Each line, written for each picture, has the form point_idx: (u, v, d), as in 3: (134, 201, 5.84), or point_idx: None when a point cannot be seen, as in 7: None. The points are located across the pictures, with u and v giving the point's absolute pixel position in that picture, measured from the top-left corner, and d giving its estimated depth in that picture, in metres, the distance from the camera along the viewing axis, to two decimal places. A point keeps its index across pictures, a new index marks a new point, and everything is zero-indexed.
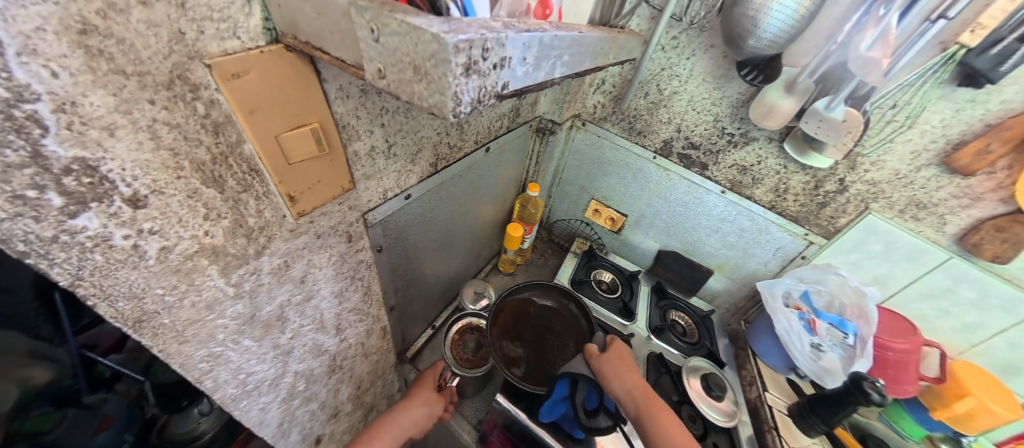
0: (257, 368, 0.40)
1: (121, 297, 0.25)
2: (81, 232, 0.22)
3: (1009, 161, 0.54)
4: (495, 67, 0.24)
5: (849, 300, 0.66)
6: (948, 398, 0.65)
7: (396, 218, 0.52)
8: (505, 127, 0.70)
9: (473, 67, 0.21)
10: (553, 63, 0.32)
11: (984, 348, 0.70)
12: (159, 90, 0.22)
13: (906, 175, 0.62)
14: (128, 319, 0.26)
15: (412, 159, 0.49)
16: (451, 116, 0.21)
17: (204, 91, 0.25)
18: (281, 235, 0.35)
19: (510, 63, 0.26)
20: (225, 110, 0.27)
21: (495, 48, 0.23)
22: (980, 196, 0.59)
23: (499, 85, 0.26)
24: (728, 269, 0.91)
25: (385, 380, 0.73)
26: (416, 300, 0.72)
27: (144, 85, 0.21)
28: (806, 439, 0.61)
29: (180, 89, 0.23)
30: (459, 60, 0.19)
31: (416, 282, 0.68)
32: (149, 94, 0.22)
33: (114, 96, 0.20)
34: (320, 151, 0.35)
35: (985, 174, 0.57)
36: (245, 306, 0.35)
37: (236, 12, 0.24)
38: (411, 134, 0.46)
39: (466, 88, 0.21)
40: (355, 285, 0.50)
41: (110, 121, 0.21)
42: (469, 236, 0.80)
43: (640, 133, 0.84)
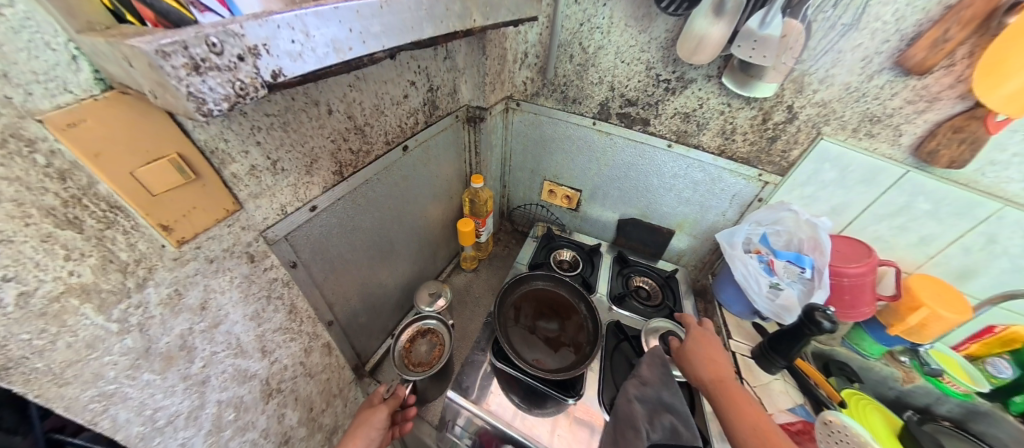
0: (166, 403, 0.40)
1: None
2: None
3: (969, 47, 0.49)
4: (243, 59, 0.22)
5: (805, 235, 0.64)
6: (902, 313, 0.63)
7: (305, 232, 0.54)
8: (423, 122, 0.70)
9: (201, 65, 0.20)
10: (353, 41, 0.30)
11: (940, 258, 0.67)
12: None
13: (857, 88, 0.58)
14: None
15: (308, 171, 0.51)
16: (199, 118, 0.22)
17: (42, 143, 0.27)
18: (164, 265, 0.37)
19: (267, 49, 0.23)
20: (69, 158, 0.29)
21: (227, 41, 0.21)
22: (938, 96, 0.53)
23: (263, 74, 0.24)
24: (689, 225, 0.87)
25: (346, 398, 0.74)
26: (362, 312, 0.74)
27: None
28: (768, 378, 0.62)
29: (15, 145, 0.26)
30: (175, 63, 0.19)
31: (357, 289, 0.70)
32: None
33: None
34: (186, 178, 0.37)
35: (942, 70, 0.52)
36: (135, 340, 0.36)
37: (63, 72, 0.27)
38: (297, 146, 0.48)
39: (207, 87, 0.21)
40: (273, 305, 0.52)
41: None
42: (412, 239, 0.81)
43: (575, 101, 0.82)
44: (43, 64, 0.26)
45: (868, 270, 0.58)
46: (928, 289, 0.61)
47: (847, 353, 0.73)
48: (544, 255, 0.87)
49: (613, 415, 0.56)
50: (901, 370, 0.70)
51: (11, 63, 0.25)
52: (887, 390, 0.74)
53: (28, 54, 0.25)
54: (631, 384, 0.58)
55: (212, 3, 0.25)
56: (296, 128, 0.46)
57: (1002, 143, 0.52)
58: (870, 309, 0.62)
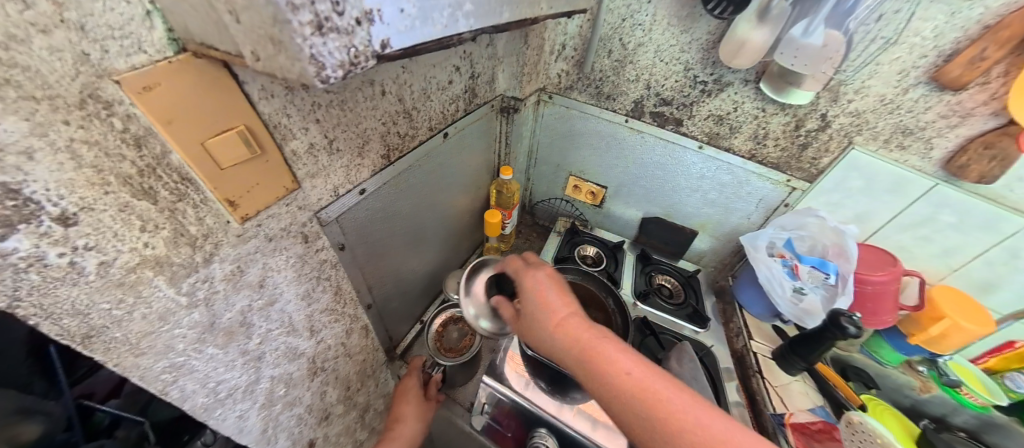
0: (227, 376, 0.42)
1: (64, 314, 0.27)
2: (11, 254, 0.23)
3: (1004, 67, 0.50)
4: (359, 24, 0.22)
5: (829, 241, 0.67)
6: (924, 323, 0.66)
7: (352, 216, 0.53)
8: (463, 110, 0.70)
9: (323, 24, 0.19)
10: (449, 16, 0.29)
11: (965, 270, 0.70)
12: (72, 110, 0.23)
13: (892, 100, 0.59)
14: (75, 336, 0.28)
15: (359, 152, 0.50)
16: (317, 83, 0.21)
17: (118, 107, 0.26)
18: (229, 241, 0.37)
19: (380, 16, 0.23)
20: (145, 123, 0.28)
21: (350, 2, 0.20)
22: (971, 112, 0.55)
23: (373, 42, 0.23)
24: (711, 227, 0.88)
25: (377, 378, 0.75)
26: (394, 297, 0.74)
27: (56, 107, 0.23)
28: (788, 378, 0.65)
29: (94, 107, 0.24)
30: (302, 19, 0.18)
31: (391, 275, 0.70)
32: (62, 115, 0.23)
33: (27, 120, 0.21)
34: (251, 152, 0.36)
35: (977, 85, 0.53)
36: (201, 314, 0.37)
37: (138, 27, 0.25)
38: (352, 126, 0.47)
39: (325, 50, 0.20)
40: (322, 285, 0.52)
41: (26, 146, 0.22)
42: (443, 227, 0.81)
43: (608, 97, 0.82)
44: (118, 17, 0.24)
45: (892, 278, 0.60)
46: (950, 300, 0.64)
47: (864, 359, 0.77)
48: (569, 249, 0.88)
49: None
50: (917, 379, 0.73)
51: (89, 15, 0.22)
52: (902, 398, 0.75)
53: (103, 5, 0.23)
54: None
55: None
56: (352, 107, 0.45)
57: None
58: (891, 317, 0.64)
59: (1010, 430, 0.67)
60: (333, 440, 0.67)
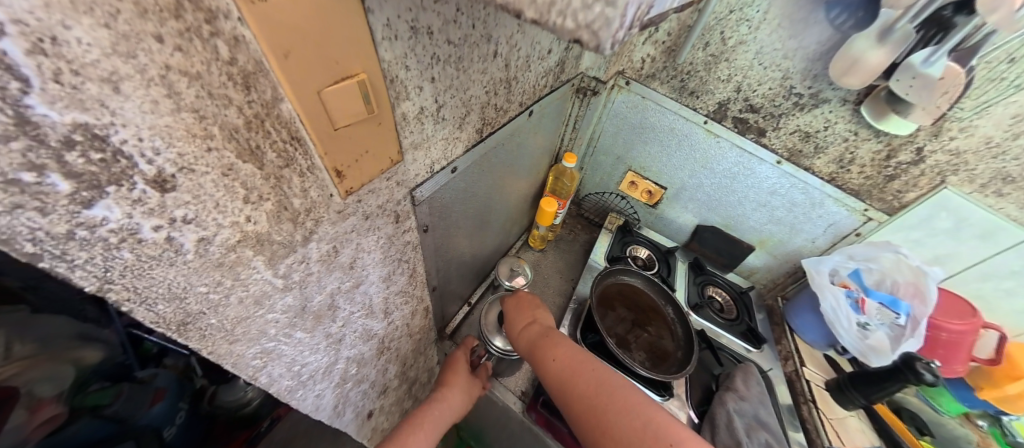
0: (310, 359, 0.38)
1: (160, 299, 0.23)
2: (100, 225, 0.18)
3: None
4: None
5: (903, 278, 0.66)
6: (997, 379, 0.62)
7: (441, 195, 0.46)
8: (550, 85, 0.61)
9: None
10: None
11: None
12: (166, 20, 0.15)
13: (997, 143, 0.57)
14: (171, 323, 0.24)
15: (460, 123, 0.42)
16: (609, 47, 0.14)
17: (224, 22, 0.17)
18: (329, 218, 0.31)
19: None
20: (255, 54, 0.20)
21: None
22: None
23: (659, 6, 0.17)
24: (771, 244, 0.85)
25: (426, 356, 0.71)
26: (454, 278, 0.68)
27: (145, 11, 0.14)
28: (844, 413, 0.64)
29: (194, 19, 0.16)
30: None
31: (454, 259, 0.64)
32: (154, 27, 0.15)
33: (108, 27, 0.13)
34: (367, 112, 0.28)
35: None
36: (294, 298, 0.32)
37: None
38: (460, 91, 0.38)
39: None
40: (402, 268, 0.46)
41: (111, 69, 0.14)
42: (504, 211, 0.75)
43: (692, 94, 0.74)
44: None
45: (971, 329, 0.60)
46: None
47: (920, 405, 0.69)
48: (621, 249, 0.84)
49: (709, 422, 0.56)
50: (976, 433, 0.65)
51: None
52: None
53: None
54: (727, 396, 0.57)
55: None
56: (467, 66, 0.37)
57: None
58: (961, 368, 0.64)
59: None
60: (386, 410, 0.64)
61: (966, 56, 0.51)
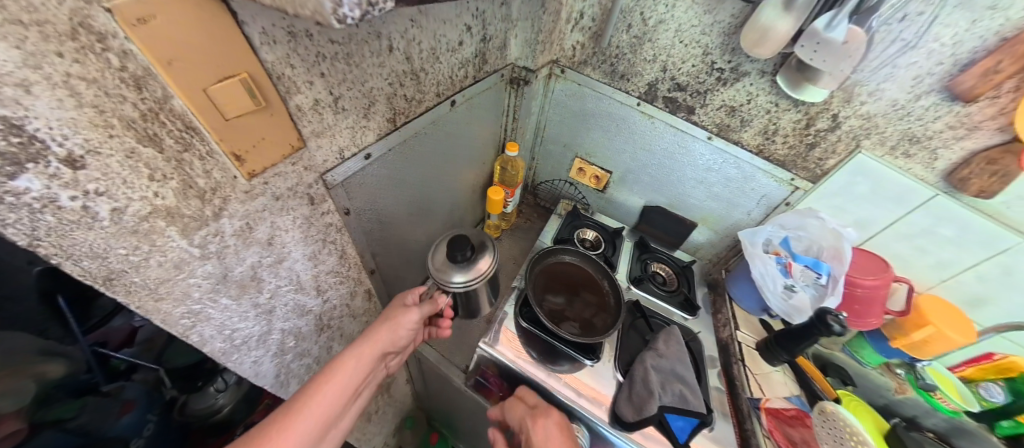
0: (241, 326, 0.45)
1: (84, 256, 0.28)
2: (25, 194, 0.23)
3: (1017, 82, 0.51)
4: None
5: (827, 243, 0.71)
6: (907, 328, 0.68)
7: (359, 180, 0.53)
8: (471, 77, 0.67)
9: None
10: None
11: (952, 282, 0.72)
12: (64, 41, 0.21)
13: (904, 105, 0.60)
14: (98, 277, 0.30)
15: (365, 114, 0.48)
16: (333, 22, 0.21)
17: (113, 41, 0.23)
18: (237, 197, 0.38)
19: None
20: (143, 63, 0.26)
21: None
22: (979, 126, 0.56)
23: None
24: (713, 220, 0.89)
25: None
26: (398, 264, 0.74)
27: (46, 36, 0.20)
28: (769, 368, 0.71)
29: (87, 39, 0.22)
30: None
31: (396, 244, 0.69)
32: (55, 46, 0.21)
33: (18, 49, 0.19)
34: (257, 105, 0.35)
35: (987, 100, 0.54)
36: (215, 265, 0.39)
37: None
38: (357, 84, 0.45)
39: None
40: (328, 248, 0.53)
41: (22, 78, 0.20)
42: (450, 201, 0.80)
43: (623, 77, 0.78)
44: None
45: (882, 284, 0.65)
46: (939, 310, 0.66)
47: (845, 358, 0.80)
48: (569, 231, 0.88)
49: (630, 378, 0.60)
50: (894, 380, 0.77)
51: None
52: (877, 397, 0.80)
53: None
54: (648, 355, 0.62)
55: None
56: (358, 62, 0.43)
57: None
58: (877, 321, 0.69)
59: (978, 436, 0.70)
60: None
61: (866, 17, 0.51)
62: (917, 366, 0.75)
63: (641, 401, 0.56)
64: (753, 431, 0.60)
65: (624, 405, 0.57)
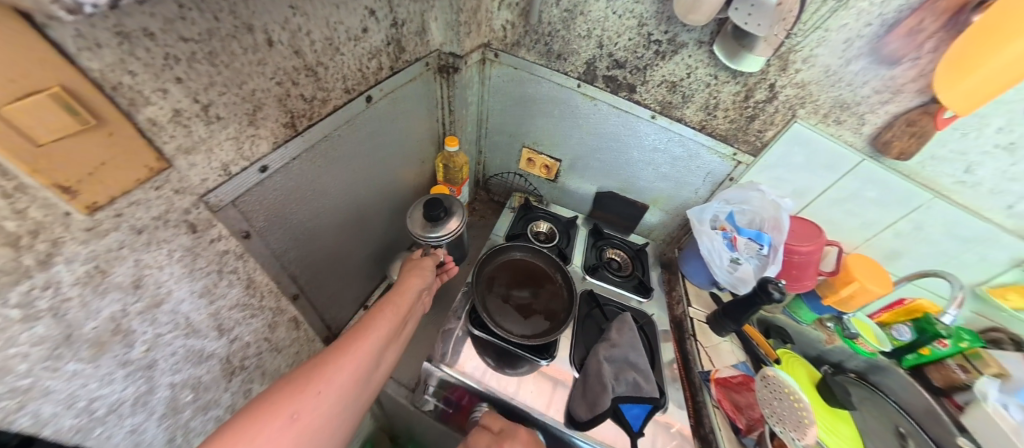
0: (106, 392, 0.33)
1: None
2: None
3: (937, 42, 0.53)
4: None
5: (768, 214, 0.73)
6: (837, 286, 0.71)
7: (256, 198, 0.46)
8: (388, 67, 0.60)
9: None
10: None
11: (874, 241, 0.77)
12: None
13: (835, 72, 0.60)
14: None
15: (252, 121, 0.41)
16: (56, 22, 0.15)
17: None
18: (74, 237, 0.27)
19: None
20: None
21: None
22: (902, 88, 0.59)
23: None
24: (663, 201, 0.89)
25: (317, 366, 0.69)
26: (330, 281, 0.69)
27: None
28: (718, 339, 0.73)
29: None
30: None
31: (320, 261, 0.63)
32: None
33: None
34: (85, 123, 0.24)
35: (910, 61, 0.56)
36: (50, 327, 0.27)
37: None
38: (235, 87, 0.37)
39: None
40: (226, 279, 0.45)
41: None
42: (384, 207, 0.76)
43: (560, 57, 0.74)
44: None
45: (816, 249, 0.68)
46: (863, 266, 0.69)
47: (786, 320, 0.81)
48: (522, 226, 0.85)
49: (583, 373, 0.58)
50: (825, 333, 0.78)
51: None
52: (812, 349, 0.83)
53: None
54: (601, 346, 0.61)
55: None
56: (235, 60, 0.36)
57: (946, 139, 0.60)
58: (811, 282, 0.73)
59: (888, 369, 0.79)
60: None
61: None
62: (844, 318, 0.76)
63: (595, 395, 0.54)
64: (704, 402, 0.63)
65: (578, 402, 0.56)
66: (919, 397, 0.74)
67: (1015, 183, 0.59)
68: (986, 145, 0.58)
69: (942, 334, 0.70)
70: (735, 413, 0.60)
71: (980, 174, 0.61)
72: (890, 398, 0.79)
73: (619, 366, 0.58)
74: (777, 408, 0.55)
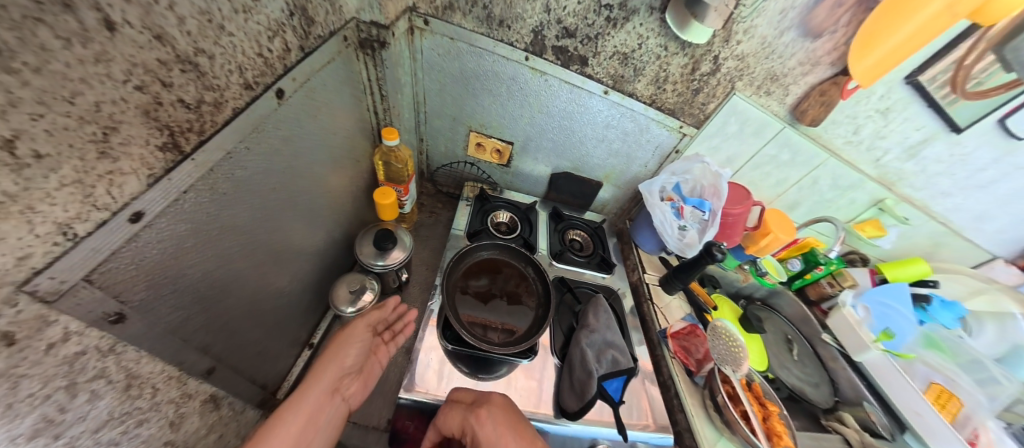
0: None
1: None
2: None
3: (850, 17, 0.58)
4: None
5: (707, 182, 0.80)
6: (756, 238, 0.82)
7: (127, 262, 0.29)
8: (298, 48, 0.44)
9: None
10: None
11: (783, 196, 0.89)
12: None
13: (770, 43, 0.62)
14: None
15: (106, 153, 0.25)
16: None
17: None
18: None
19: None
20: None
21: None
22: (819, 61, 0.64)
23: None
24: (615, 176, 0.91)
25: None
26: (254, 336, 0.52)
27: None
28: (668, 297, 0.82)
29: None
30: None
31: (239, 316, 0.47)
32: None
33: None
34: None
35: (828, 36, 0.61)
36: None
37: None
38: (72, 107, 0.22)
39: None
40: (98, 387, 0.28)
41: None
42: (315, 226, 0.61)
43: (502, 23, 0.63)
44: None
45: (744, 210, 0.78)
46: (776, 220, 0.80)
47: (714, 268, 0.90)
48: (480, 220, 0.80)
49: (566, 363, 0.61)
50: (742, 273, 0.89)
51: None
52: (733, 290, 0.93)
53: None
54: (581, 334, 0.63)
55: None
56: (77, 67, 0.21)
57: (843, 108, 0.70)
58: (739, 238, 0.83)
59: (782, 294, 0.87)
60: None
61: None
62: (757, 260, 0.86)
63: (581, 384, 0.56)
64: (662, 354, 0.71)
65: (564, 395, 0.57)
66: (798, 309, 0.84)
67: (884, 140, 0.73)
68: (870, 110, 0.69)
69: (821, 262, 0.81)
70: (687, 358, 0.68)
71: (864, 134, 0.73)
72: (781, 314, 0.87)
73: (597, 354, 0.60)
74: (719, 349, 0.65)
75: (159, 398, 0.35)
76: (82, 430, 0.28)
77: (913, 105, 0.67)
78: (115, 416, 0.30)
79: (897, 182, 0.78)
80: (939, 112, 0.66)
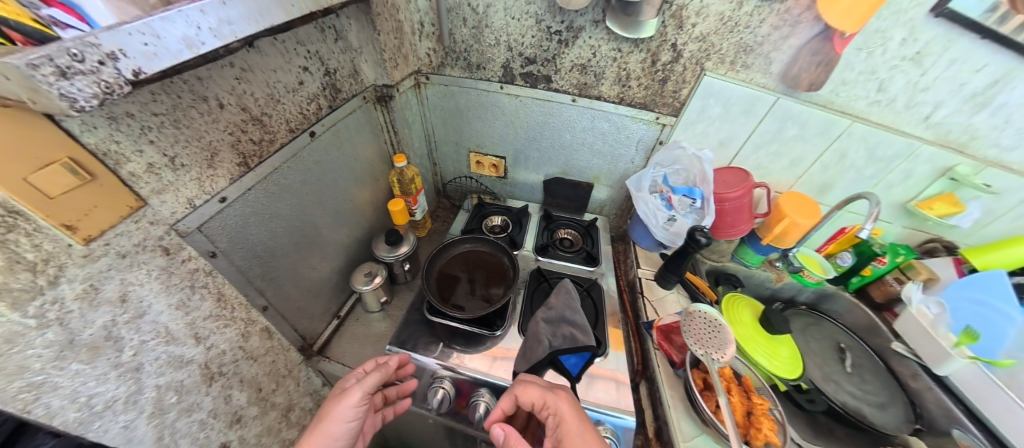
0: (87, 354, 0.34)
1: None
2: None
3: None
4: (105, 64, 0.24)
5: (694, 169, 0.75)
6: (772, 225, 0.71)
7: (219, 223, 0.54)
8: (326, 106, 0.70)
9: (67, 71, 0.22)
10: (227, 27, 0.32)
11: (806, 177, 0.78)
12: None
13: (730, 17, 0.60)
14: None
15: (210, 164, 0.50)
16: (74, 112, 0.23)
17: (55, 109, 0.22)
18: (51, 236, 0.35)
19: (124, 53, 0.25)
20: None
21: (86, 51, 0.23)
22: (799, 19, 0.58)
23: (125, 73, 0.25)
24: (605, 176, 0.94)
25: (297, 377, 0.76)
26: (296, 297, 0.75)
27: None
28: (664, 292, 0.76)
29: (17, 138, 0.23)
30: (47, 72, 0.21)
31: (286, 277, 0.71)
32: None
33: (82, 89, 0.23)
34: (82, 179, 0.35)
35: None
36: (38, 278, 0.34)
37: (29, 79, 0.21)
38: (194, 141, 0.47)
39: (76, 89, 0.23)
40: (199, 293, 0.52)
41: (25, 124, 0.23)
42: (345, 224, 0.86)
43: (479, 67, 0.82)
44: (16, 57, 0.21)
45: (745, 193, 0.70)
46: (794, 203, 0.69)
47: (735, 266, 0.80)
48: (476, 222, 0.94)
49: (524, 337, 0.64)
50: (774, 273, 0.79)
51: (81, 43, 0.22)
52: (763, 289, 0.84)
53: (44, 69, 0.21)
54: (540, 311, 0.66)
55: (72, 20, 0.24)
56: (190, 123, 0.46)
57: (851, 62, 0.59)
58: (748, 225, 0.74)
59: (835, 296, 0.81)
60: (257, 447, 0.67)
61: None
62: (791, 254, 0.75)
63: (532, 350, 0.61)
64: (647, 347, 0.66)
65: (518, 360, 0.62)
66: (861, 315, 0.79)
67: (928, 91, 0.59)
68: (893, 59, 0.57)
69: (878, 254, 0.73)
70: (670, 349, 0.62)
71: (892, 91, 0.61)
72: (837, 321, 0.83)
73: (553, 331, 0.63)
74: (700, 334, 0.58)
75: (235, 313, 0.59)
76: (199, 315, 0.53)
77: (956, 41, 0.53)
78: (213, 314, 0.55)
79: (968, 143, 0.63)
80: (1006, 42, 0.51)
